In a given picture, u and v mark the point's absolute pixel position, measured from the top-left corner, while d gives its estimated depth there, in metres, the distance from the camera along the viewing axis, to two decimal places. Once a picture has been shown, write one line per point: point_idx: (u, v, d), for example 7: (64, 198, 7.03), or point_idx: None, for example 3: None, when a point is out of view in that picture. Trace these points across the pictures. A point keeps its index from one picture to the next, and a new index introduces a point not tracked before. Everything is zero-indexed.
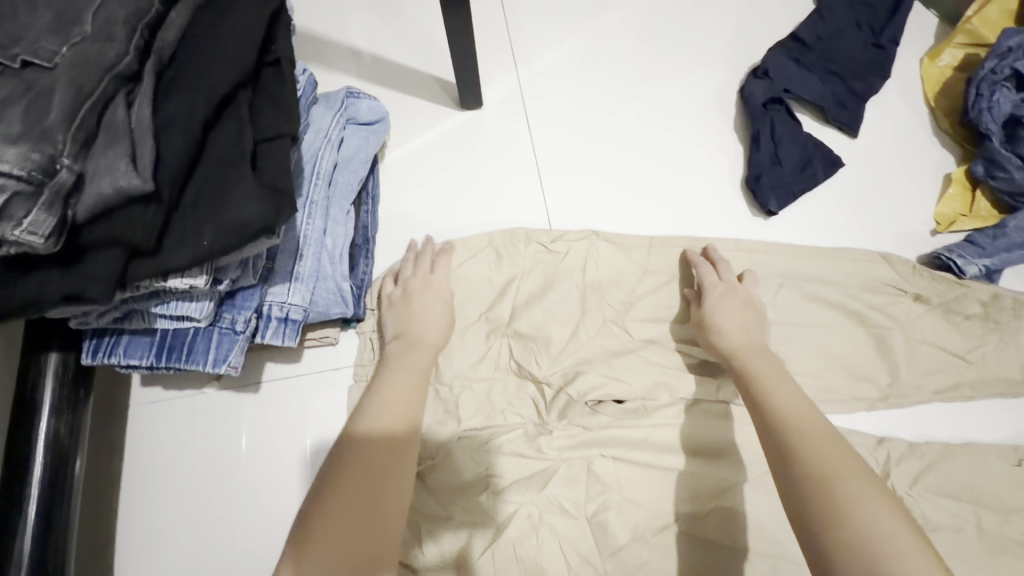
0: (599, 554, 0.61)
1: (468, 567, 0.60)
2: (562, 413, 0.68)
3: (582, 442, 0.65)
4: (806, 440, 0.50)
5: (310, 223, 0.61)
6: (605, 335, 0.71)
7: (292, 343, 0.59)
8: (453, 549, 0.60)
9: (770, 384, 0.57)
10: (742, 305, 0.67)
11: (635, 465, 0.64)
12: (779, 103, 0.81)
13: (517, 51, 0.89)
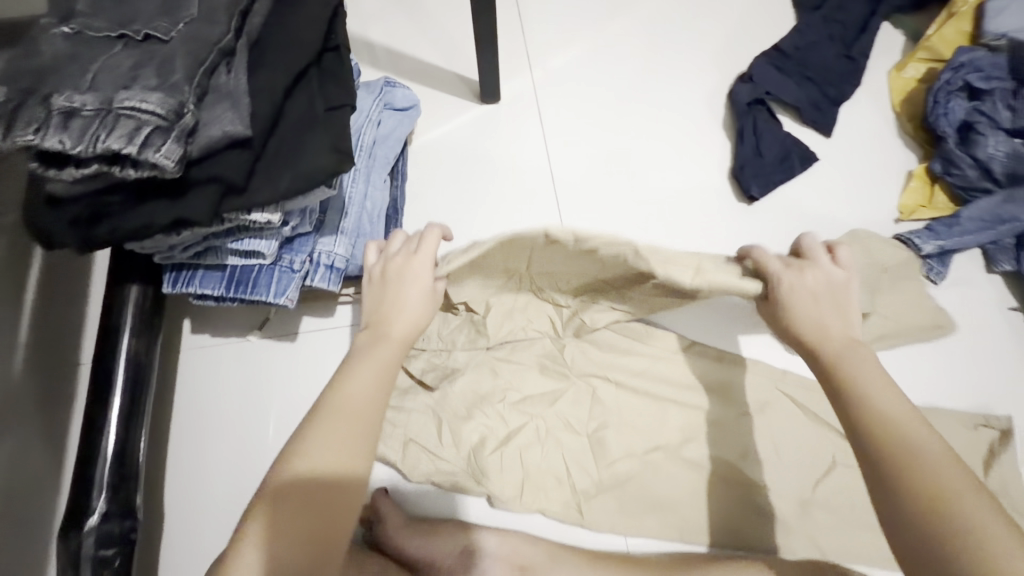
0: (595, 463, 0.73)
1: (481, 459, 0.72)
2: (576, 330, 0.77)
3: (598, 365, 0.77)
4: (895, 439, 0.49)
5: (353, 187, 0.71)
6: None
7: (335, 289, 0.67)
8: (470, 443, 0.72)
9: (856, 371, 0.55)
10: (816, 282, 0.60)
11: (633, 392, 0.76)
12: (762, 104, 0.92)
13: (532, 53, 1.00)
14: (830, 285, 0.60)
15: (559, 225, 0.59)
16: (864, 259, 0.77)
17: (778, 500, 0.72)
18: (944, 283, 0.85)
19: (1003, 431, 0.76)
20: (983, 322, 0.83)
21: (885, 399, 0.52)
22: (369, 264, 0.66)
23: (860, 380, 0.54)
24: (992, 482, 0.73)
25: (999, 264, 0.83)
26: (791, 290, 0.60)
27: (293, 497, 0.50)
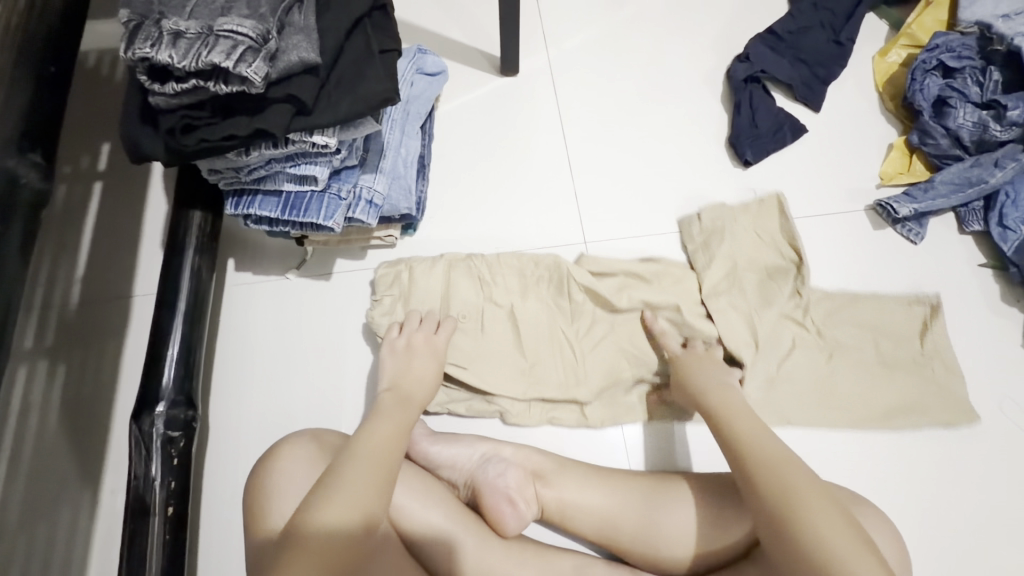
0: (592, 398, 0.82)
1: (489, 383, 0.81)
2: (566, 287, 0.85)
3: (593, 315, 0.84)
4: (762, 464, 0.60)
5: (390, 134, 0.79)
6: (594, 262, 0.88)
7: (373, 223, 0.75)
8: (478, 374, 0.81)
9: (733, 416, 0.67)
10: (706, 361, 0.78)
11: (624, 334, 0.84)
12: (757, 82, 1.02)
13: (547, 33, 1.10)
14: (717, 368, 0.76)
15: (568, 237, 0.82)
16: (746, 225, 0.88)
17: None
18: (921, 242, 0.93)
19: (933, 307, 0.88)
20: (954, 277, 0.91)
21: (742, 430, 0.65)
22: (393, 337, 0.78)
23: (736, 422, 0.66)
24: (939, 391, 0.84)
25: (969, 224, 0.92)
26: (695, 369, 0.76)
27: (317, 558, 0.52)
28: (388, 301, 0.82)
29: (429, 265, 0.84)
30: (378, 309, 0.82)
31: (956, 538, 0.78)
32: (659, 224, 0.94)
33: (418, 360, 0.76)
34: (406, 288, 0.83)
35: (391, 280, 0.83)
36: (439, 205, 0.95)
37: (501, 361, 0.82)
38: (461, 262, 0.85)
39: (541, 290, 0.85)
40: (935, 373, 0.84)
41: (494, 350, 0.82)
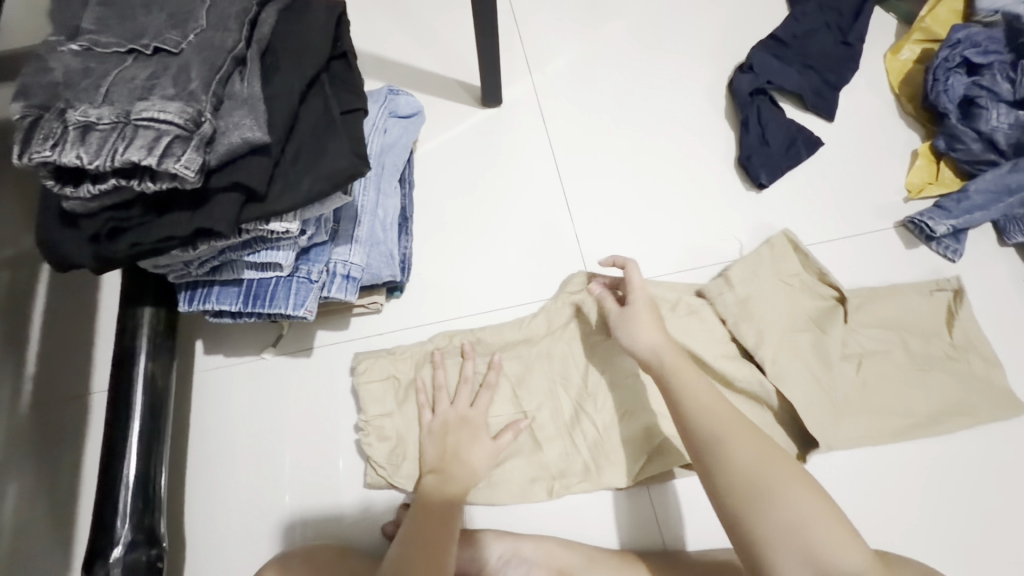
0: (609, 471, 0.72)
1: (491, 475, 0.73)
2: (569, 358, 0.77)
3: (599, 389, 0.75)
4: (716, 444, 0.55)
5: (365, 195, 0.71)
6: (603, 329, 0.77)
7: (352, 297, 0.67)
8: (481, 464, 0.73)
9: (687, 385, 0.60)
10: (642, 314, 0.67)
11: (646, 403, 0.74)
12: (763, 93, 0.93)
13: (530, 57, 1.01)
14: (654, 315, 0.68)
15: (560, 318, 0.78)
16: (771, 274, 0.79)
17: None
18: (960, 259, 0.84)
19: (957, 291, 0.79)
20: (1003, 297, 0.83)
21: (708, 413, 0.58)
22: (428, 420, 0.72)
23: (688, 392, 0.59)
24: (1000, 400, 0.75)
25: (1011, 235, 0.84)
26: (641, 326, 0.66)
27: None
28: (384, 424, 0.73)
29: (416, 359, 0.77)
30: (371, 433, 0.73)
31: None
32: (671, 261, 0.86)
33: (466, 439, 0.71)
34: (397, 401, 0.75)
35: (376, 398, 0.74)
36: (426, 260, 0.86)
37: (515, 465, 0.73)
38: (454, 358, 0.77)
39: (543, 369, 0.77)
40: (970, 369, 0.76)
41: (505, 456, 0.73)
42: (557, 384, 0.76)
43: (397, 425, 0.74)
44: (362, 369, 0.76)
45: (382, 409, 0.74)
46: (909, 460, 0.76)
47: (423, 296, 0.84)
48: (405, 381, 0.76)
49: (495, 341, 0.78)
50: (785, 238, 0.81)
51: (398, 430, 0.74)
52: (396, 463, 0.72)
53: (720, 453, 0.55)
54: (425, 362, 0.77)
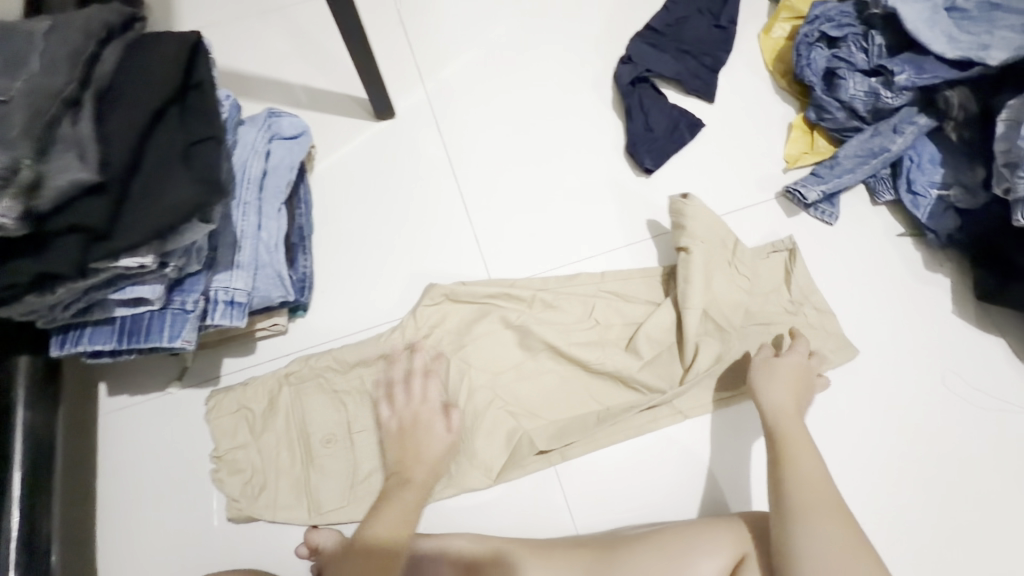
0: (518, 462, 0.76)
1: (356, 493, 0.73)
2: (432, 368, 0.77)
3: (461, 393, 0.77)
4: (801, 504, 0.62)
5: (245, 220, 0.71)
6: (466, 332, 0.80)
7: (240, 323, 0.68)
8: (343, 482, 0.74)
9: (798, 451, 0.67)
10: (789, 372, 0.73)
11: (515, 398, 0.78)
12: (644, 82, 0.97)
13: (421, 66, 1.02)
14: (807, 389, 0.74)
15: (414, 324, 0.80)
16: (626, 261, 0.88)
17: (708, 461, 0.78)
18: (837, 222, 0.89)
19: (791, 251, 0.85)
20: (877, 253, 0.88)
21: (804, 455, 0.66)
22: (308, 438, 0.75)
23: (798, 458, 0.66)
24: (845, 347, 0.81)
25: (880, 194, 0.89)
26: (783, 388, 0.72)
27: None
28: (238, 458, 0.74)
29: (269, 388, 0.76)
30: (225, 468, 0.73)
31: (919, 528, 0.76)
32: (568, 251, 0.88)
33: (421, 432, 0.73)
34: (251, 434, 0.75)
35: (230, 432, 0.74)
36: (330, 277, 0.87)
37: (382, 480, 0.74)
38: (312, 381, 0.77)
39: (404, 380, 0.78)
40: (808, 320, 0.82)
41: (367, 473, 0.74)
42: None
43: (252, 456, 0.74)
44: (215, 405, 0.75)
45: (239, 442, 0.74)
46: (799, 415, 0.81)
47: (329, 311, 0.85)
48: (260, 411, 0.75)
49: (352, 359, 0.78)
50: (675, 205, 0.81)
51: (253, 462, 0.74)
52: (252, 495, 0.73)
53: (801, 515, 0.61)
54: (277, 391, 0.76)
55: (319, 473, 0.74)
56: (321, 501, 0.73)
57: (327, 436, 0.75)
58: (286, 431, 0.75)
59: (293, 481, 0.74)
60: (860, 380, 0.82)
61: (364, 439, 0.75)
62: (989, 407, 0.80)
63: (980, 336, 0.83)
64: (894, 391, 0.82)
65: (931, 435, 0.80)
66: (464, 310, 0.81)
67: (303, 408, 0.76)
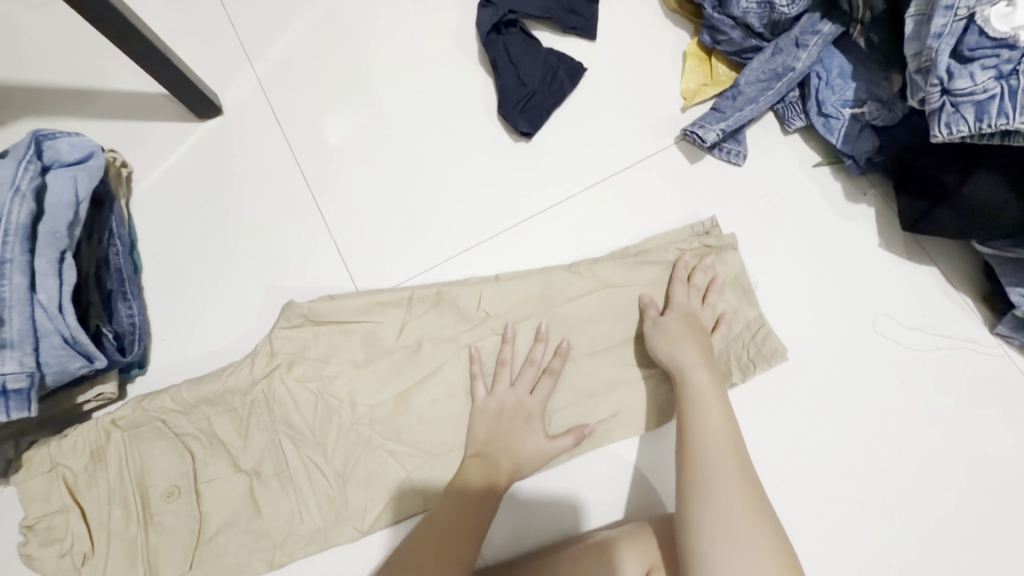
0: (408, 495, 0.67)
1: (205, 552, 0.63)
2: (284, 395, 0.68)
3: (333, 421, 0.68)
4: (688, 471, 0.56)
5: (7, 285, 0.56)
6: (337, 359, 0.69)
7: (25, 413, 0.55)
8: (188, 539, 0.63)
9: (702, 413, 0.60)
10: (679, 324, 0.67)
11: (403, 432, 0.68)
12: (511, 27, 0.82)
13: (248, 45, 0.85)
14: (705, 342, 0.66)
15: (267, 347, 0.68)
16: (512, 249, 0.76)
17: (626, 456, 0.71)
18: (746, 161, 0.78)
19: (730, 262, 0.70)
20: (793, 189, 0.77)
21: (709, 420, 0.59)
22: (147, 491, 0.64)
23: (702, 416, 0.59)
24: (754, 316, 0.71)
25: (790, 122, 0.77)
26: (677, 325, 0.67)
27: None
28: (55, 524, 0.62)
29: (91, 439, 0.64)
30: (36, 539, 0.61)
31: (857, 493, 0.69)
32: (447, 243, 0.76)
33: (519, 425, 0.66)
34: (72, 495, 0.63)
35: (44, 492, 0.62)
36: (172, 319, 0.74)
37: (230, 536, 0.64)
38: (148, 426, 0.65)
39: (261, 418, 0.67)
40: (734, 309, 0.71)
41: (214, 531, 0.64)
42: (279, 435, 0.67)
43: (72, 522, 0.62)
44: (31, 461, 0.63)
45: (59, 503, 0.62)
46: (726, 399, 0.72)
47: (175, 359, 0.73)
48: (80, 468, 0.63)
49: (193, 397, 0.66)
50: (552, 200, 0.77)
51: (73, 528, 0.62)
52: (73, 568, 0.61)
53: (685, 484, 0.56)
54: (103, 440, 0.64)
55: (158, 534, 0.63)
56: (159, 566, 0.62)
57: (177, 491, 0.65)
58: (116, 489, 0.64)
59: (127, 546, 0.62)
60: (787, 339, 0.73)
61: (214, 489, 0.65)
62: (923, 344, 0.73)
63: (911, 268, 0.74)
64: (820, 345, 0.73)
65: (865, 388, 0.72)
66: (336, 334, 0.70)
67: (140, 457, 0.65)
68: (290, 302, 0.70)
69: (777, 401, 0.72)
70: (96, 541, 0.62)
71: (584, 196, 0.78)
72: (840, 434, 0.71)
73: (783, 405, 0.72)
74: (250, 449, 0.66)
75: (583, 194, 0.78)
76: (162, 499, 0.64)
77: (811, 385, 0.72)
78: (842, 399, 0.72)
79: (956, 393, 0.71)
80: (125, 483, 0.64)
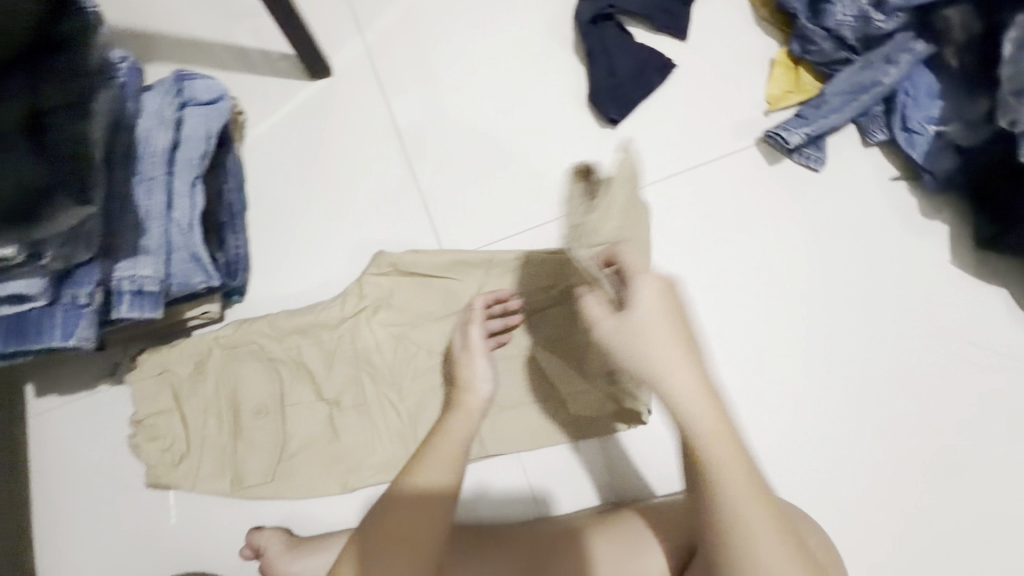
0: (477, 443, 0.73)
1: (284, 468, 0.69)
2: (357, 338, 0.73)
3: (411, 367, 0.73)
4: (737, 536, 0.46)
5: (150, 199, 0.63)
6: (419, 312, 0.74)
7: (154, 314, 0.61)
8: (271, 453, 0.69)
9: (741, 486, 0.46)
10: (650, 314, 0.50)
11: None
12: (608, 20, 0.86)
13: (360, 14, 0.91)
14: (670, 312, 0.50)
15: (356, 292, 0.74)
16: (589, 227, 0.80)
17: (679, 433, 0.74)
18: (824, 167, 0.81)
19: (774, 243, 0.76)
20: (867, 200, 0.80)
21: (722, 489, 0.46)
22: (240, 405, 0.70)
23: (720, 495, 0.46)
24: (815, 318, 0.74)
25: (871, 135, 0.80)
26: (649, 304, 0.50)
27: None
28: (158, 423, 0.68)
29: (196, 351, 0.70)
30: (143, 433, 0.68)
31: (902, 497, 0.71)
32: (530, 215, 0.81)
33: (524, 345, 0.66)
34: (175, 399, 0.69)
35: (152, 393, 0.69)
36: (270, 255, 0.81)
37: (308, 457, 0.69)
38: (246, 347, 0.71)
39: (346, 354, 0.72)
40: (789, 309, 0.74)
41: (295, 450, 0.70)
42: (360, 370, 0.72)
43: (173, 423, 0.69)
44: (146, 364, 0.70)
45: (164, 404, 0.69)
46: (777, 388, 0.75)
47: (270, 293, 0.79)
48: (185, 376, 0.70)
49: (288, 326, 0.72)
50: (632, 185, 0.81)
51: (174, 428, 0.68)
52: (172, 463, 0.68)
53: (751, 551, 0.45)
54: (206, 355, 0.71)
55: (245, 446, 0.69)
56: (244, 473, 0.68)
57: (265, 410, 0.70)
58: (212, 399, 0.70)
59: (218, 452, 0.69)
60: (848, 343, 0.76)
61: (296, 413, 0.71)
62: (985, 363, 0.74)
63: (981, 288, 0.76)
64: (878, 351, 0.75)
65: (919, 398, 0.74)
66: (415, 288, 0.74)
67: (234, 375, 0.70)
68: (378, 254, 0.75)
69: (830, 400, 0.74)
70: (193, 443, 0.69)
71: (662, 185, 0.81)
72: (891, 440, 0.73)
73: (835, 406, 0.74)
74: (332, 381, 0.72)
75: (662, 183, 0.81)
76: (252, 415, 0.70)
77: (866, 388, 0.74)
78: (896, 407, 0.74)
79: (1014, 414, 0.72)
80: (220, 396, 0.70)
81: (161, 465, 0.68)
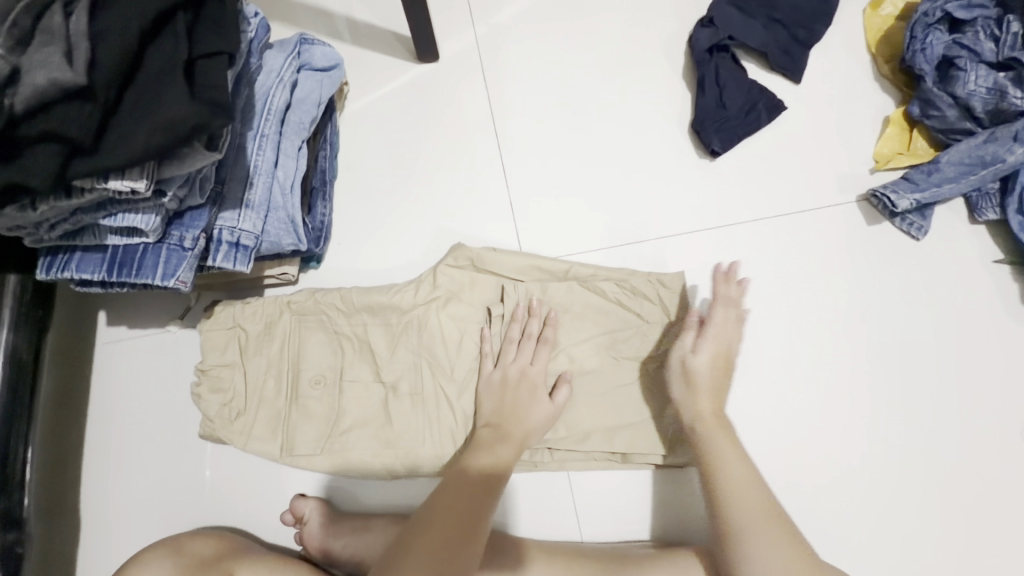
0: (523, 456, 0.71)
1: (333, 442, 0.69)
2: (423, 327, 0.72)
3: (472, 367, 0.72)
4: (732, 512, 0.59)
5: (261, 155, 0.63)
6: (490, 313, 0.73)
7: (244, 268, 0.62)
8: (323, 425, 0.69)
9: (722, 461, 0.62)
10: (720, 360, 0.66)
11: None
12: (724, 51, 0.84)
13: (476, 7, 0.91)
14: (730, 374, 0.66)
15: (432, 280, 0.73)
16: (671, 256, 0.79)
17: None
18: (925, 237, 0.78)
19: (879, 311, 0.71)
20: (965, 279, 0.76)
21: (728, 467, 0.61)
22: (300, 373, 0.70)
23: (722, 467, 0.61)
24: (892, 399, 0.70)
25: (982, 212, 0.76)
26: (706, 375, 0.65)
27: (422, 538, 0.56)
28: (223, 375, 0.70)
29: (269, 312, 0.71)
30: (207, 383, 0.70)
31: None
32: (613, 234, 0.79)
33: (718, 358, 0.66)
34: (241, 355, 0.70)
35: (222, 346, 0.70)
36: (351, 228, 0.81)
37: (359, 436, 0.69)
38: (314, 316, 0.72)
39: (411, 339, 0.72)
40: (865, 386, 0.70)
41: (348, 426, 0.69)
42: (423, 358, 0.71)
43: (237, 378, 0.70)
44: (220, 316, 0.71)
45: (230, 359, 0.70)
46: (840, 455, 0.72)
47: (344, 265, 0.80)
48: (254, 334, 0.71)
49: (361, 303, 0.71)
50: (721, 221, 0.80)
51: (236, 383, 0.70)
52: (229, 417, 0.69)
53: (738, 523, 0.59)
54: (277, 317, 0.71)
55: (300, 413, 0.69)
56: (295, 439, 0.69)
57: (323, 381, 0.70)
58: (275, 361, 0.70)
59: (273, 414, 0.69)
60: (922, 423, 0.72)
61: (354, 390, 0.70)
62: None
63: None
64: (958, 438, 0.71)
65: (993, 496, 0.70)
66: (489, 285, 0.74)
67: (300, 342, 0.71)
68: (457, 246, 0.74)
69: (894, 478, 0.71)
70: (251, 400, 0.70)
71: (752, 226, 0.79)
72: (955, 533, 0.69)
73: (899, 485, 0.71)
74: (393, 364, 0.71)
75: (753, 224, 0.79)
76: (311, 384, 0.70)
77: (935, 474, 0.71)
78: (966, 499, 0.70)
79: None
80: (283, 359, 0.70)
81: (218, 417, 0.69)
